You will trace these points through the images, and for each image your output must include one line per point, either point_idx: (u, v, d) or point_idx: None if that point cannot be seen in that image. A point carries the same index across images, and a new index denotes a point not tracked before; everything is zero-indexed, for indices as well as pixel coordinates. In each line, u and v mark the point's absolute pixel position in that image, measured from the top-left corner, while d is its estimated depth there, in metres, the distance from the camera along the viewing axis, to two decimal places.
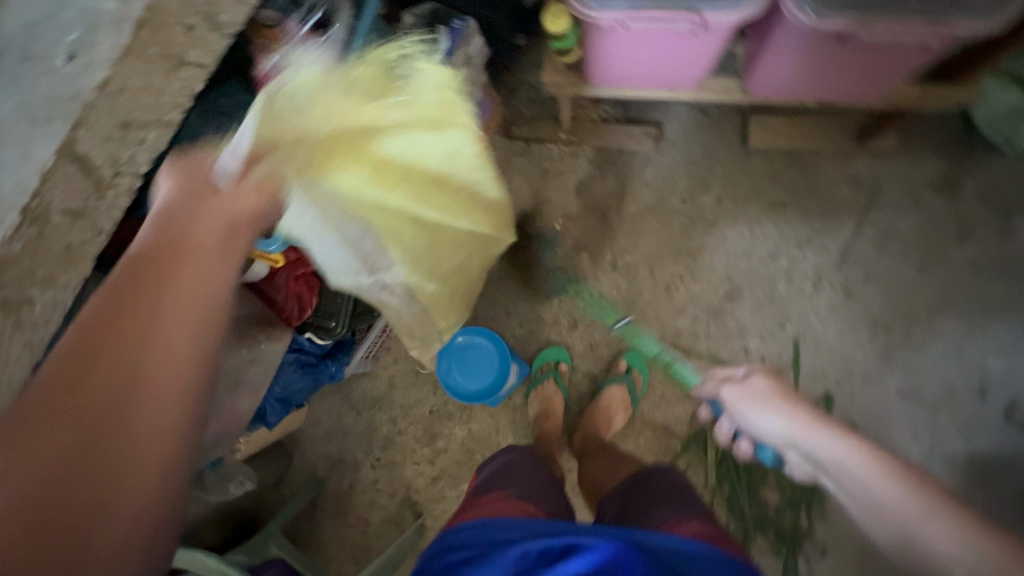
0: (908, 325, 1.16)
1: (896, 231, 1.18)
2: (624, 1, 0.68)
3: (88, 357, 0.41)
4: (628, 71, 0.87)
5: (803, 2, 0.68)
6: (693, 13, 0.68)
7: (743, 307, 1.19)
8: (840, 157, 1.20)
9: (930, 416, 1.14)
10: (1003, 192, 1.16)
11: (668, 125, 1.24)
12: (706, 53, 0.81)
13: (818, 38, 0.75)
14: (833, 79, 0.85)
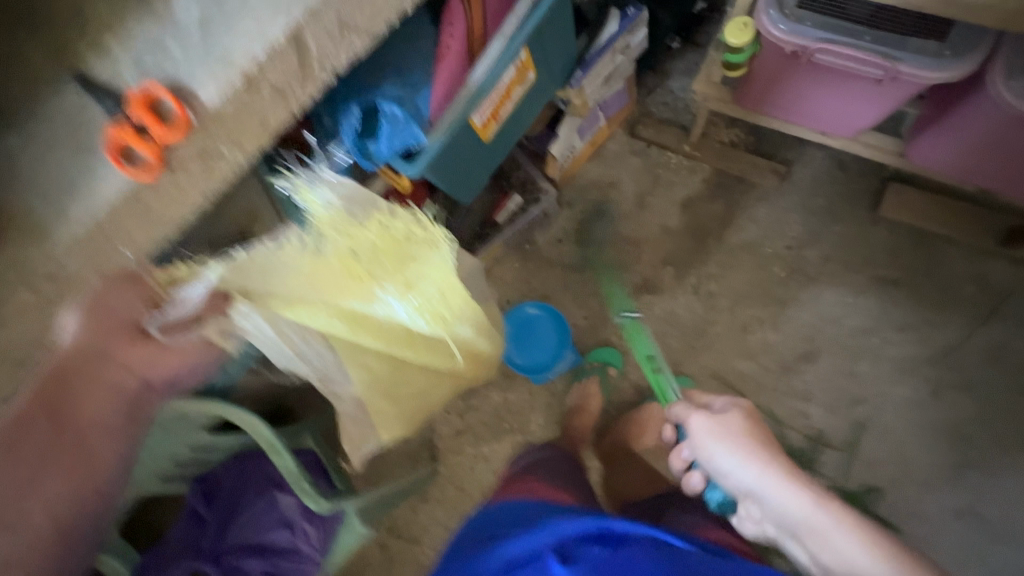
0: (989, 447, 1.08)
1: (1010, 347, 1.09)
2: (818, 31, 0.68)
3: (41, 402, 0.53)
4: (787, 104, 0.85)
5: (1011, 78, 0.65)
6: (888, 62, 0.66)
7: (816, 371, 1.15)
8: (974, 253, 1.12)
9: (982, 546, 1.06)
10: None
11: (797, 168, 1.20)
12: (880, 105, 0.77)
13: (1014, 122, 0.71)
14: (1006, 170, 0.79)
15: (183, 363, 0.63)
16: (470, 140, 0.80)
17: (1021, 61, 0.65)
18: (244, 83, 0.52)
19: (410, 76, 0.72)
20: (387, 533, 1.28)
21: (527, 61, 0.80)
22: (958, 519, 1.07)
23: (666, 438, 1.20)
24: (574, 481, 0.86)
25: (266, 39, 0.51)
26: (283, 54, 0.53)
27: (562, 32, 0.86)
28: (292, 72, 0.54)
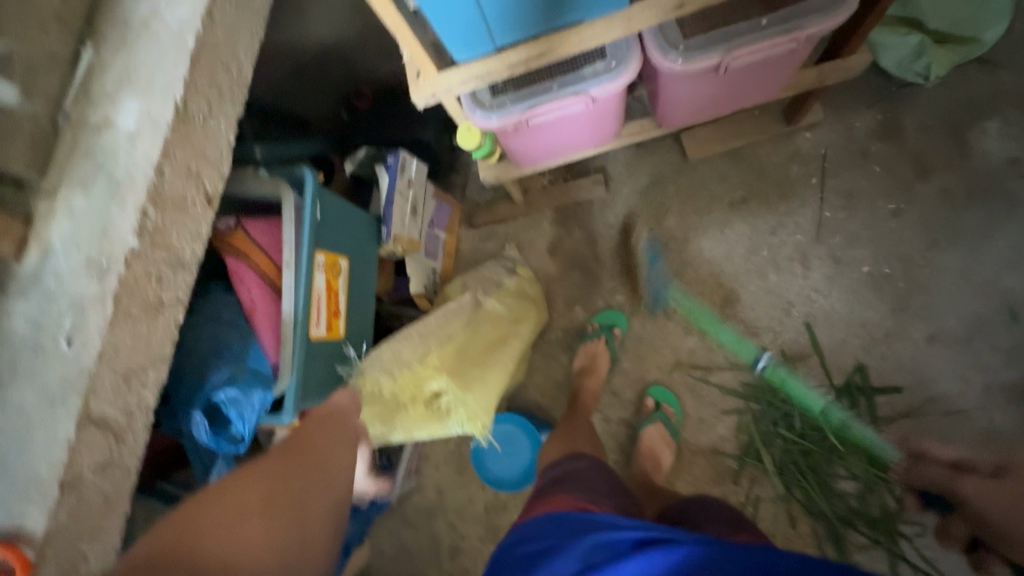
0: (908, 271, 1.15)
1: (858, 189, 1.19)
2: (519, 106, 0.77)
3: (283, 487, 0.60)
4: (553, 148, 0.94)
5: (669, 52, 0.74)
6: (579, 95, 0.76)
7: (743, 307, 1.21)
8: (778, 140, 1.24)
9: (970, 351, 1.10)
10: (947, 118, 1.16)
11: (610, 166, 1.31)
12: (611, 112, 0.87)
13: (697, 77, 0.80)
14: (731, 94, 0.90)
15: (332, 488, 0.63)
16: (323, 348, 0.85)
17: (665, 36, 0.76)
18: (63, 487, 0.53)
19: (229, 349, 0.74)
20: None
21: (330, 258, 0.85)
22: (935, 344, 1.12)
23: (678, 448, 1.19)
24: (608, 486, 0.80)
25: (63, 440, 0.53)
26: (87, 438, 0.54)
27: (345, 211, 0.92)
28: (104, 443, 0.56)
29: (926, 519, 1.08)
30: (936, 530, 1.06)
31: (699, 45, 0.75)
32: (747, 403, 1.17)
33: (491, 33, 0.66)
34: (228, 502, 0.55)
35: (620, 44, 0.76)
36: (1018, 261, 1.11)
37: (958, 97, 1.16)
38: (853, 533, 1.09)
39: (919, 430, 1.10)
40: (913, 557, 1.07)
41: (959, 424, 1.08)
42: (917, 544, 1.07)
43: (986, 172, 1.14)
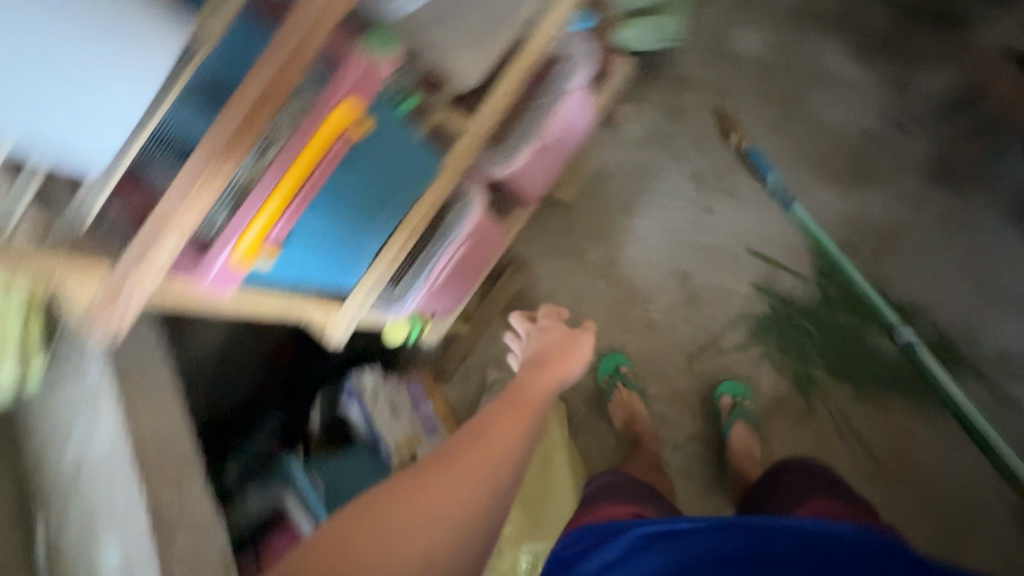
0: (779, 159, 1.28)
1: (696, 132, 1.33)
2: (417, 285, 0.84)
3: (520, 419, 0.61)
4: (459, 293, 0.98)
5: (492, 162, 0.83)
6: (454, 239, 0.82)
7: (698, 275, 1.26)
8: (615, 136, 1.33)
9: (863, 183, 1.25)
10: (705, 45, 1.36)
11: (512, 242, 1.27)
12: (492, 242, 0.95)
13: (531, 166, 0.89)
14: (562, 167, 1.01)
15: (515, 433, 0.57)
16: None
17: (481, 155, 0.84)
18: None
19: None
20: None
21: None
22: (847, 195, 1.24)
23: (754, 422, 1.19)
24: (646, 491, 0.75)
25: None
26: None
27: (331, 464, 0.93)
28: None
29: (963, 320, 1.15)
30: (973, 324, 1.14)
31: (510, 143, 0.84)
32: (766, 342, 1.22)
33: (354, 244, 0.68)
34: (449, 459, 0.51)
35: (462, 184, 0.84)
36: (834, 104, 1.30)
37: (709, 28, 1.37)
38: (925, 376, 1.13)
39: (895, 264, 1.19)
40: (988, 359, 1.11)
41: (912, 238, 1.20)
42: (980, 347, 1.12)
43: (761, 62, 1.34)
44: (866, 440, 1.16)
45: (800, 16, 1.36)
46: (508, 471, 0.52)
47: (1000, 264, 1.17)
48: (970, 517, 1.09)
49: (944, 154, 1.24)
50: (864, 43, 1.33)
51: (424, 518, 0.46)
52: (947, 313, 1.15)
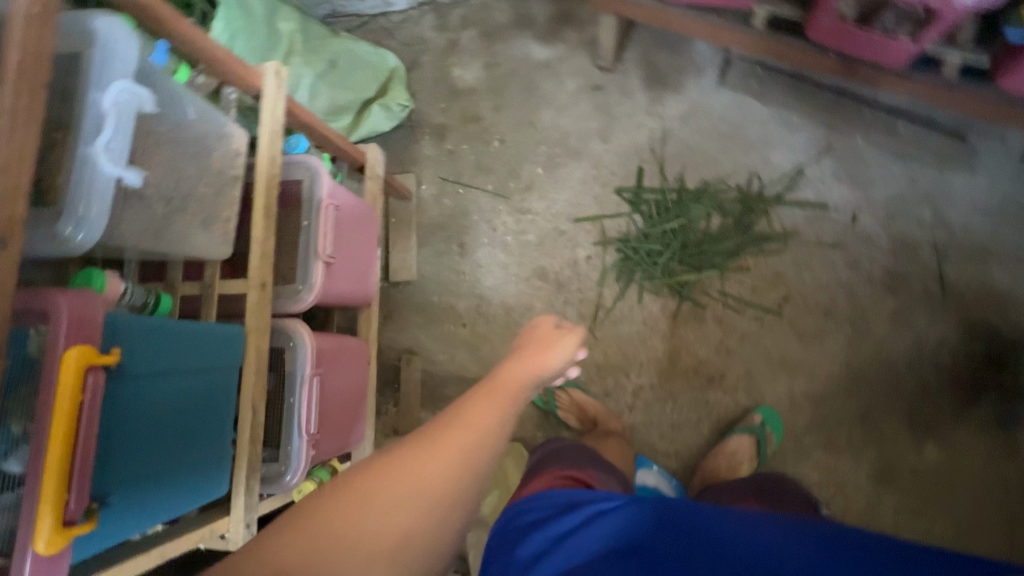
0: (547, 139, 1.42)
1: (474, 162, 1.46)
2: (297, 442, 0.81)
3: (497, 400, 0.66)
4: (350, 411, 0.98)
5: (295, 298, 0.85)
6: (306, 385, 0.82)
7: (551, 267, 1.37)
8: (420, 208, 1.47)
9: (620, 112, 1.38)
10: (436, 94, 1.51)
11: (396, 346, 1.44)
12: (341, 348, 0.96)
13: (333, 275, 0.91)
14: (366, 251, 1.03)
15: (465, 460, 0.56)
16: None
17: (283, 298, 0.86)
18: None
19: None
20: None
21: None
22: (608, 135, 1.38)
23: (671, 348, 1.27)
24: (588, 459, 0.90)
25: None
26: None
27: None
28: None
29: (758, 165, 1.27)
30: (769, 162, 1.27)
31: (300, 273, 0.86)
32: (628, 283, 1.31)
33: (190, 492, 0.68)
34: (419, 471, 0.55)
35: (279, 330, 0.84)
36: (558, 69, 1.43)
37: (429, 83, 1.52)
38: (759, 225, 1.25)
39: (670, 163, 1.32)
40: (781, 187, 1.25)
41: (680, 133, 1.33)
42: (770, 182, 1.26)
43: (485, 77, 1.49)
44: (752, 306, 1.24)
45: (489, 26, 1.50)
46: (477, 461, 0.58)
47: (749, 108, 1.29)
48: (858, 315, 1.19)
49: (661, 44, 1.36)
50: (545, 15, 1.46)
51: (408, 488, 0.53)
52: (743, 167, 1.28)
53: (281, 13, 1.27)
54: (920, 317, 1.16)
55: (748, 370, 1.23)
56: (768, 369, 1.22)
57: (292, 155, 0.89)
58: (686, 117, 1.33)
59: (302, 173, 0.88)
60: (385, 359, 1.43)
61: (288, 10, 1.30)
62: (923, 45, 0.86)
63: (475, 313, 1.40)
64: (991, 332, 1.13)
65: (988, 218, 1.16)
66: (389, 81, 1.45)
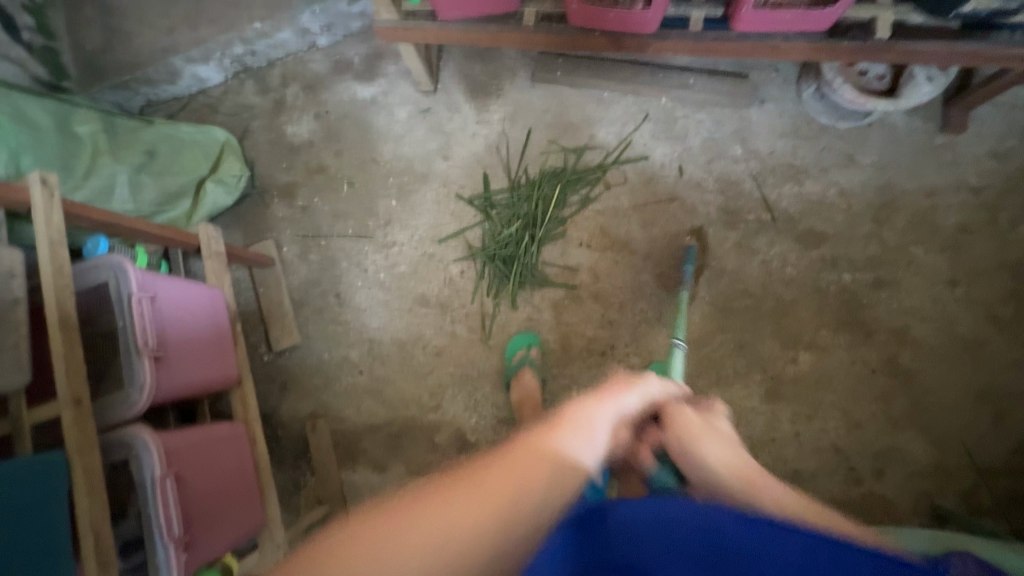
0: (393, 172, 1.43)
1: (329, 211, 1.45)
2: (163, 546, 0.78)
3: (544, 466, 0.53)
4: (232, 493, 0.95)
5: (128, 402, 0.81)
6: (159, 485, 0.78)
7: (430, 292, 1.38)
8: (286, 270, 1.43)
9: (452, 130, 1.42)
10: (273, 157, 1.49)
11: (302, 415, 1.38)
12: (204, 435, 0.93)
13: (169, 366, 0.87)
14: (211, 330, 1.00)
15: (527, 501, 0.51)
16: None
17: (116, 405, 0.82)
18: None
19: None
20: (828, 483, 1.20)
21: None
22: (449, 153, 1.42)
23: (560, 336, 1.32)
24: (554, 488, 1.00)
25: None
26: None
27: None
28: None
29: (587, 147, 1.36)
30: (593, 142, 1.35)
31: (128, 376, 0.82)
32: (504, 287, 1.35)
33: None
34: (456, 525, 0.47)
35: (123, 440, 0.80)
36: (384, 104, 1.46)
37: (264, 147, 1.50)
38: (602, 202, 1.33)
39: (511, 165, 1.38)
40: (612, 161, 1.34)
41: (511, 136, 1.39)
42: (602, 159, 1.34)
43: (317, 129, 1.49)
44: (618, 274, 1.31)
45: (308, 78, 1.50)
46: (514, 539, 0.49)
47: (565, 96, 1.37)
48: (709, 255, 1.28)
49: (469, 58, 1.42)
50: (359, 56, 1.48)
51: (432, 536, 0.46)
52: (574, 153, 1.36)
53: (77, 116, 1.22)
54: (759, 242, 1.27)
55: (632, 333, 1.29)
56: (649, 327, 1.29)
57: (90, 261, 0.85)
58: (514, 118, 1.40)
59: (105, 275, 0.84)
60: (293, 431, 1.38)
61: (87, 112, 1.24)
62: (662, 7, 0.95)
63: (369, 357, 1.38)
64: (820, 239, 1.25)
65: (789, 140, 1.28)
66: (221, 154, 1.41)
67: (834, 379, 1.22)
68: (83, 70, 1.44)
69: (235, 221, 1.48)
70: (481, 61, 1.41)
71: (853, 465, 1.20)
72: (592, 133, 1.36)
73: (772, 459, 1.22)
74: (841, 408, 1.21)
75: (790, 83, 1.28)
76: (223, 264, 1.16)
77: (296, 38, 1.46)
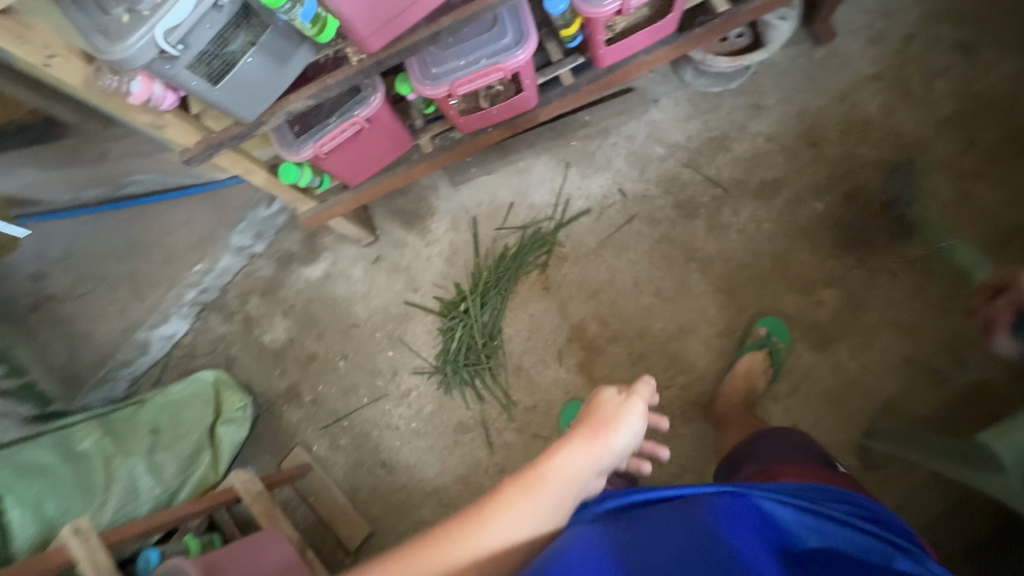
0: (376, 326, 1.46)
1: (337, 392, 1.45)
2: None
3: (486, 525, 0.61)
4: None
5: None
6: None
7: (464, 418, 1.36)
8: (325, 466, 1.41)
9: (408, 264, 1.46)
10: (265, 369, 1.51)
11: None
12: None
13: None
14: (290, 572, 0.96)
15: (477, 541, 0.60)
16: None
17: None
18: None
19: None
20: (917, 397, 1.15)
21: None
22: (416, 284, 1.45)
23: None
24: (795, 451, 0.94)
25: None
26: None
27: None
28: None
29: (532, 217, 1.40)
30: (535, 210, 1.40)
31: None
32: (527, 375, 1.34)
33: None
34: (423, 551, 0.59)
35: None
36: (338, 272, 1.51)
37: (253, 364, 1.52)
38: (571, 255, 1.36)
39: (475, 266, 1.41)
40: (560, 217, 1.38)
41: (462, 241, 1.44)
42: (547, 220, 1.39)
43: (290, 325, 1.52)
44: (622, 309, 1.31)
45: (262, 284, 1.55)
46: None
47: (489, 185, 1.44)
48: (689, 250, 1.30)
49: (391, 198, 1.49)
50: (296, 244, 1.54)
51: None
52: (524, 227, 1.40)
53: (77, 435, 1.24)
54: (726, 215, 1.29)
55: (665, 356, 1.28)
56: (676, 342, 1.28)
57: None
58: (455, 225, 1.45)
59: None
60: None
61: (84, 426, 1.25)
62: (530, 87, 1.02)
63: (442, 508, 1.33)
64: (776, 184, 1.28)
65: (696, 119, 1.34)
66: (219, 393, 1.42)
67: (864, 300, 1.20)
68: (63, 386, 1.46)
69: (258, 445, 1.47)
70: (402, 194, 1.48)
71: (931, 365, 1.15)
72: (529, 202, 1.40)
73: (860, 403, 1.17)
74: (886, 323, 1.18)
75: (669, 75, 1.36)
76: (269, 499, 1.11)
77: (236, 257, 1.53)
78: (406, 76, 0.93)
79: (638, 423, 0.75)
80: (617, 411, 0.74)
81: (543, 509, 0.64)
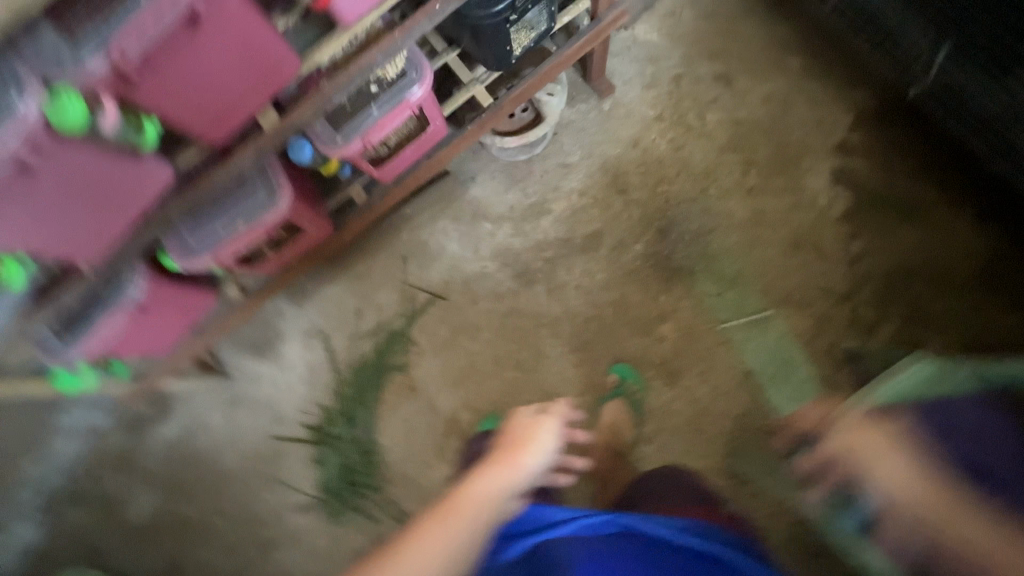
0: (248, 471, 1.37)
1: (221, 552, 1.34)
2: None
3: (469, 507, 0.73)
4: None
5: None
6: None
7: (360, 543, 1.29)
8: None
9: (269, 397, 1.39)
10: (137, 550, 1.37)
11: None
12: None
13: None
14: None
15: (461, 523, 0.71)
16: None
17: None
18: None
19: None
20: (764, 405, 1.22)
21: None
22: (281, 415, 1.38)
23: None
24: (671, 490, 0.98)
25: None
26: None
27: None
28: None
29: (383, 319, 1.38)
30: (384, 310, 1.38)
31: None
32: (413, 480, 1.30)
33: None
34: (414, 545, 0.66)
35: None
36: (197, 423, 1.40)
37: (121, 548, 1.37)
38: (429, 348, 1.35)
39: (336, 382, 1.37)
40: (409, 312, 1.37)
41: (318, 360, 1.38)
42: (398, 318, 1.37)
43: (155, 493, 1.39)
44: (489, 389, 1.31)
45: (114, 457, 1.41)
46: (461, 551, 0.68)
47: (333, 295, 1.40)
48: (537, 315, 1.33)
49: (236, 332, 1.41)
50: (144, 405, 1.42)
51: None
52: (376, 331, 1.37)
53: None
54: (562, 274, 1.33)
55: None
56: None
57: None
58: (308, 344, 1.40)
59: None
60: None
61: None
62: (315, 220, 1.02)
63: None
64: (599, 234, 1.34)
65: (514, 188, 1.38)
66: None
67: (699, 325, 1.27)
68: None
69: None
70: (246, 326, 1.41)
71: (768, 372, 1.24)
72: (375, 305, 1.38)
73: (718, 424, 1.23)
74: (722, 342, 1.26)
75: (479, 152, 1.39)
76: None
77: None
78: (169, 253, 0.91)
79: (556, 437, 0.97)
80: (533, 428, 0.97)
81: (505, 497, 0.79)
